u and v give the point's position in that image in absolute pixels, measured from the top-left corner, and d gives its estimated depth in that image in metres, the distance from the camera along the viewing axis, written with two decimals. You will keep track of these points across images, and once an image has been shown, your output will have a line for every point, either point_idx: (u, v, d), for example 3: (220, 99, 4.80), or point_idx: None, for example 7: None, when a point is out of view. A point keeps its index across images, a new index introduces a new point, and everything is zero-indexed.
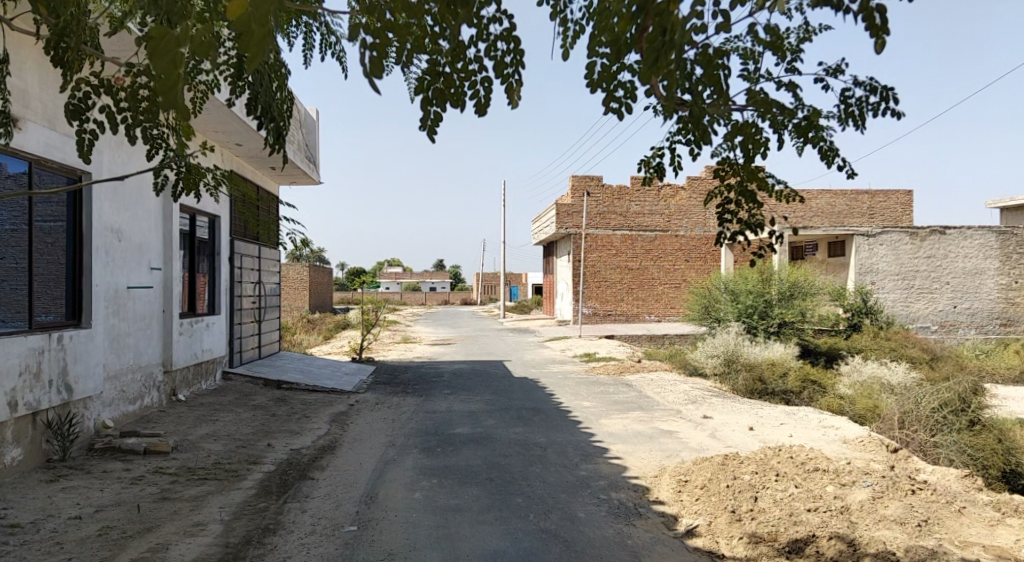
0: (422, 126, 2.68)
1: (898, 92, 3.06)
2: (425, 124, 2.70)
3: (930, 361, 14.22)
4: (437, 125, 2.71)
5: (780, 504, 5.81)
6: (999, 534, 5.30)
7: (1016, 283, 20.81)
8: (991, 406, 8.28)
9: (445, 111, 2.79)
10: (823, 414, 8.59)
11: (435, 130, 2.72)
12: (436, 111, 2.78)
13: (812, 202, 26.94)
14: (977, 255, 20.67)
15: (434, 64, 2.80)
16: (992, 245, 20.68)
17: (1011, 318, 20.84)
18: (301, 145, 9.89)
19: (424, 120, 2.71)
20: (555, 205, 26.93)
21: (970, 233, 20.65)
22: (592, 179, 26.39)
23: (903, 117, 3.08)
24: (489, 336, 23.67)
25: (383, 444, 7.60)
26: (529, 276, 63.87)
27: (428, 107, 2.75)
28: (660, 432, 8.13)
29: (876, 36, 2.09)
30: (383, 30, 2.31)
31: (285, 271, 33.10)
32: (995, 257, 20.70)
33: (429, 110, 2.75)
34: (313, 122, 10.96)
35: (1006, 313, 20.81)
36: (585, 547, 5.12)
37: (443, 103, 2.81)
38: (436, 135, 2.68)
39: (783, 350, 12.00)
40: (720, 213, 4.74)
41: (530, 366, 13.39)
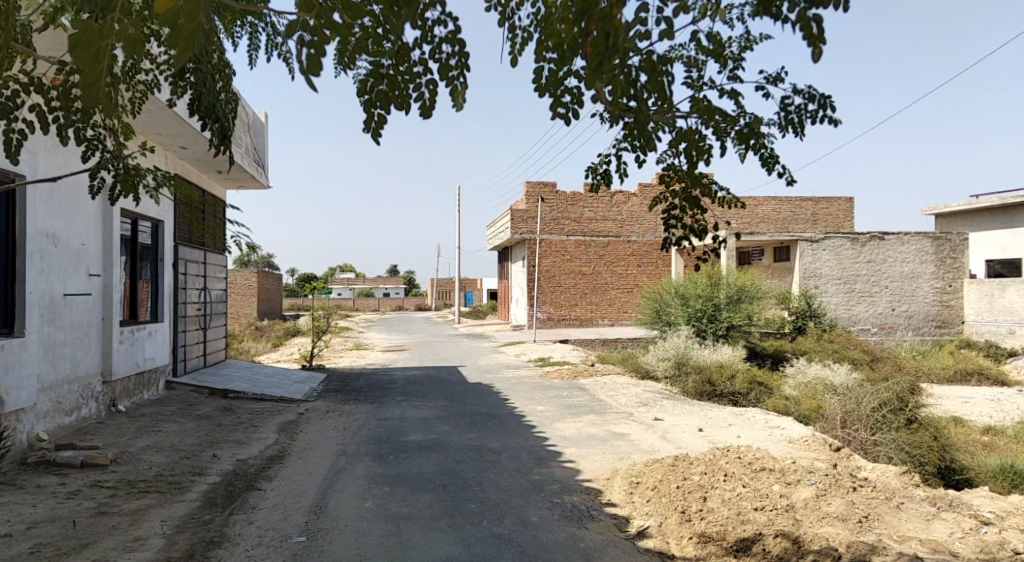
0: (365, 129, 2.69)
1: (831, 101, 3.44)
2: (368, 127, 2.73)
3: (870, 362, 14.66)
4: (380, 128, 2.73)
5: (728, 503, 5.94)
6: (935, 528, 5.52)
7: (950, 287, 21.70)
8: (926, 405, 8.56)
9: (390, 114, 2.81)
10: (769, 415, 8.77)
11: (379, 133, 2.74)
12: (380, 114, 2.80)
13: (758, 209, 27.67)
14: (914, 260, 21.52)
15: (377, 66, 2.80)
16: (927, 249, 21.56)
17: (947, 320, 21.70)
18: (249, 147, 9.65)
19: (368, 124, 2.73)
20: (509, 210, 27.01)
21: (906, 239, 21.50)
22: (546, 185, 26.55)
23: (837, 126, 3.21)
24: (444, 341, 23.53)
25: (333, 453, 7.45)
26: (485, 281, 63.85)
27: (372, 111, 2.76)
28: (612, 434, 8.19)
29: (814, 44, 2.19)
30: (323, 27, 2.31)
31: (232, 277, 32.29)
32: (930, 261, 21.58)
33: (372, 113, 2.77)
34: (262, 125, 10.68)
35: (942, 316, 21.67)
36: (538, 551, 5.15)
37: (386, 105, 2.82)
38: (379, 139, 2.69)
39: (730, 353, 12.21)
40: (665, 218, 5.00)
41: (483, 371, 13.33)
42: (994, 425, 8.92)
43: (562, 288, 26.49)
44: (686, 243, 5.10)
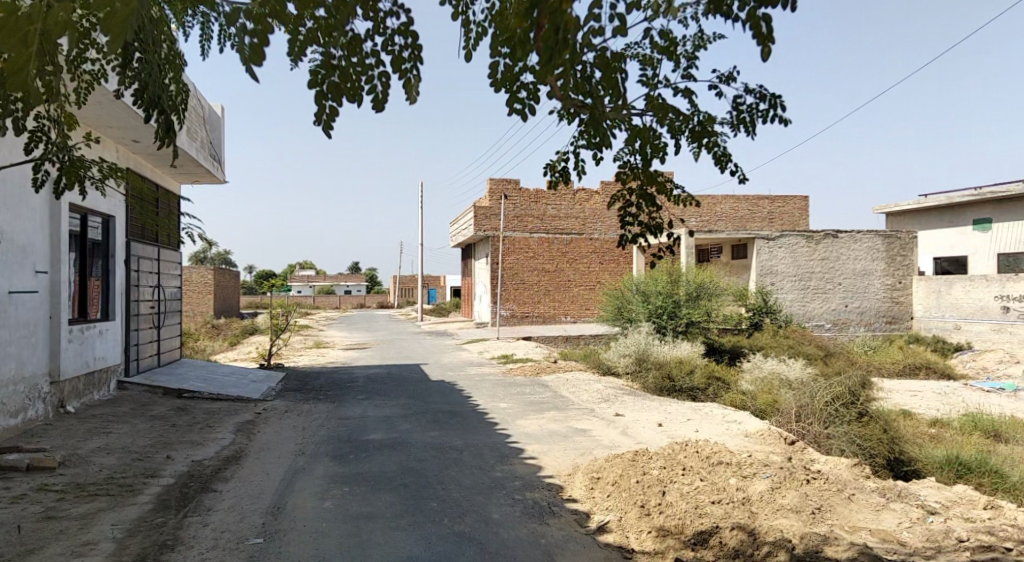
0: (315, 122, 2.69)
1: (784, 100, 3.66)
2: (319, 119, 2.72)
3: (824, 357, 15.05)
4: (332, 120, 2.74)
5: (686, 497, 6.02)
6: (884, 518, 5.69)
7: (900, 284, 22.39)
8: (877, 398, 8.80)
9: (342, 105, 2.81)
10: (727, 409, 8.92)
11: (330, 125, 2.75)
12: (332, 106, 2.80)
13: (717, 207, 28.13)
14: (865, 257, 22.13)
15: (328, 57, 2.78)
16: (879, 247, 22.20)
17: (896, 316, 22.35)
18: (205, 142, 9.44)
19: (318, 116, 2.74)
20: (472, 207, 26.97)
21: (859, 237, 22.08)
22: (509, 181, 26.58)
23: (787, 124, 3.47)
24: (406, 339, 23.40)
25: (292, 453, 7.36)
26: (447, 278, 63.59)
27: (323, 102, 2.76)
28: (574, 430, 8.24)
29: (763, 45, 2.37)
30: (267, 16, 2.30)
31: (188, 274, 31.57)
32: (881, 258, 22.22)
33: (323, 105, 2.76)
34: (218, 119, 10.45)
35: (892, 312, 22.32)
36: (499, 548, 5.16)
37: (337, 97, 2.81)
38: (330, 131, 2.70)
39: (689, 348, 12.40)
40: (622, 215, 5.08)
41: (446, 369, 13.29)
42: (939, 418, 9.24)
43: (525, 285, 26.54)
44: (643, 240, 5.17)
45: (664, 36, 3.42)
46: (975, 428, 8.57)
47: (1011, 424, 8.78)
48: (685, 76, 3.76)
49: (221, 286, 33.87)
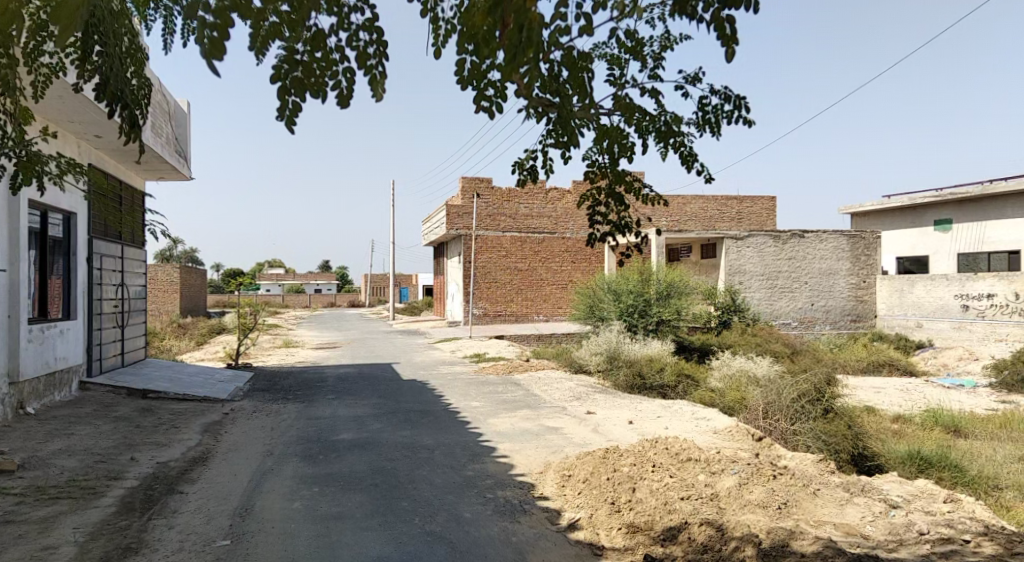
0: (278, 117, 2.67)
1: (748, 101, 3.73)
2: (282, 115, 2.70)
3: (790, 355, 15.33)
4: (295, 115, 2.71)
5: (655, 493, 6.09)
6: (848, 512, 5.81)
7: (864, 282, 22.84)
8: (841, 395, 8.97)
9: (305, 100, 2.78)
10: (696, 407, 9.02)
11: (293, 120, 2.72)
12: (295, 101, 2.77)
13: (687, 206, 28.46)
14: (831, 257, 22.54)
15: (291, 51, 2.75)
16: (843, 247, 22.63)
17: (861, 314, 22.79)
18: (170, 137, 9.27)
19: (281, 111, 2.71)
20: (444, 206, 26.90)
21: (825, 237, 22.47)
22: (482, 180, 26.59)
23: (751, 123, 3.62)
24: (378, 338, 23.26)
25: (260, 453, 7.27)
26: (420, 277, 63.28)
27: (286, 97, 2.74)
28: (545, 429, 8.26)
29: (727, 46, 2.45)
30: (227, 8, 2.28)
31: (153, 273, 30.95)
32: (846, 258, 22.65)
33: (286, 100, 2.75)
34: (184, 114, 10.26)
35: (857, 310, 22.74)
36: (470, 547, 5.16)
37: (301, 92, 2.78)
38: (293, 127, 2.68)
39: (660, 347, 12.53)
40: (590, 214, 5.12)
41: (418, 368, 13.24)
42: (901, 413, 9.47)
43: (499, 284, 26.54)
44: (611, 239, 5.21)
45: (630, 36, 3.47)
46: (935, 424, 8.79)
47: (968, 419, 9.03)
48: (652, 76, 3.81)
49: (188, 284, 33.30)
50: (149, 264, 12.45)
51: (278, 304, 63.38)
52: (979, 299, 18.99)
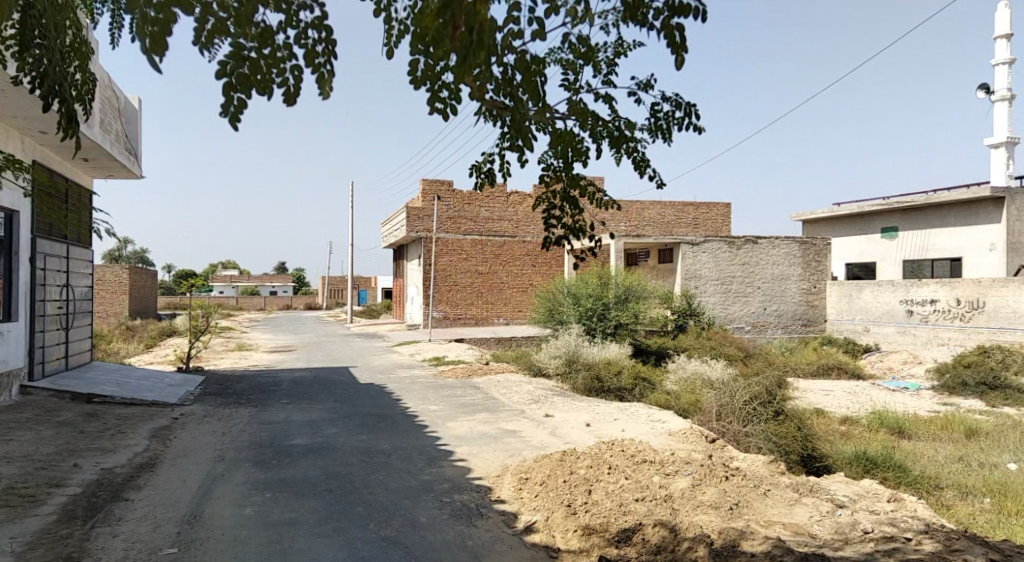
0: (221, 114, 2.61)
1: (697, 109, 3.81)
2: (227, 112, 2.66)
3: (744, 358, 15.67)
4: (239, 113, 2.67)
5: (611, 495, 6.16)
6: (797, 512, 5.95)
7: (814, 288, 23.46)
8: (792, 398, 9.20)
9: (251, 98, 2.73)
10: (652, 409, 9.14)
11: (237, 118, 2.67)
12: (241, 98, 2.73)
13: (645, 212, 28.89)
14: (783, 262, 23.07)
15: (238, 47, 2.70)
16: (795, 253, 23.19)
17: (811, 318, 23.40)
18: (119, 134, 9.03)
19: (225, 108, 2.66)
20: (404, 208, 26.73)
21: (777, 243, 22.99)
22: (443, 183, 26.67)
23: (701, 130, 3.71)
24: (334, 341, 22.96)
25: (211, 459, 7.11)
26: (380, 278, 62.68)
27: (231, 94, 2.69)
28: (503, 432, 8.26)
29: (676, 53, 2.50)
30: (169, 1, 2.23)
31: (99, 273, 29.97)
32: (797, 263, 23.22)
33: (231, 97, 2.70)
34: (135, 111, 10.00)
35: (808, 315, 23.34)
36: (425, 552, 5.13)
37: (247, 89, 2.73)
38: (237, 124, 2.63)
39: (618, 350, 12.68)
40: (545, 218, 5.16)
41: (376, 371, 13.12)
42: (849, 415, 9.75)
43: (459, 286, 26.46)
44: (567, 242, 5.21)
45: (583, 42, 3.51)
46: (880, 426, 9.07)
47: (910, 421, 9.35)
48: (606, 81, 3.86)
49: (137, 286, 32.45)
50: (94, 264, 12.06)
51: (235, 306, 62.07)
52: (923, 304, 19.68)
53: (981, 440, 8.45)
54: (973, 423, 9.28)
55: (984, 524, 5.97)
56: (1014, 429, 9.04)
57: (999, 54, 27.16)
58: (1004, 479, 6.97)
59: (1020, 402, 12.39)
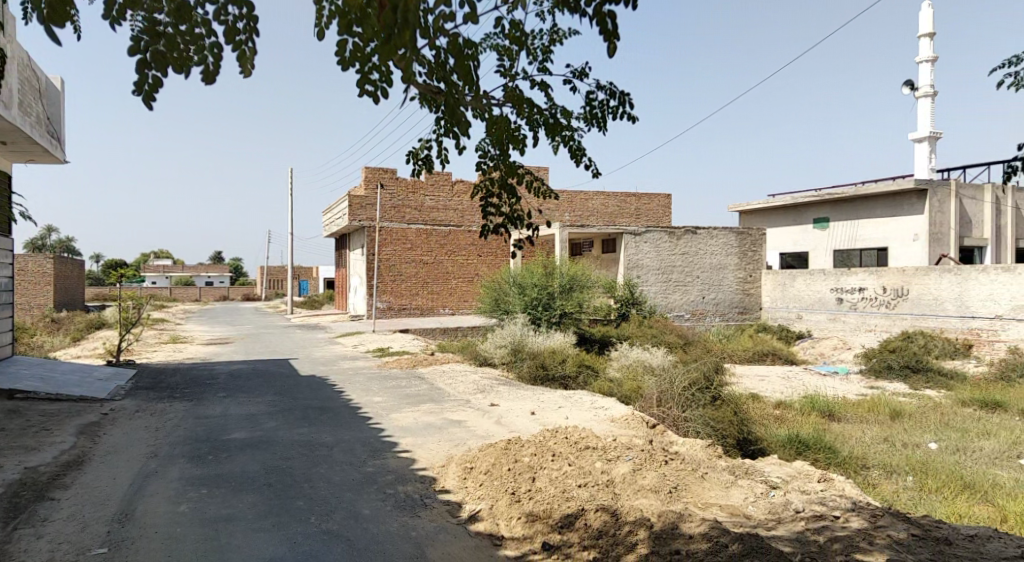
0: (135, 92, 2.53)
1: (631, 98, 3.89)
2: (139, 89, 2.56)
3: (683, 345, 16.11)
4: (154, 91, 2.59)
5: (554, 482, 6.24)
6: (733, 494, 6.15)
7: (750, 277, 24.21)
8: (728, 383, 9.49)
9: (167, 76, 2.65)
10: (595, 396, 9.30)
11: (152, 96, 2.59)
12: (156, 76, 2.63)
13: (589, 203, 29.23)
14: (721, 252, 23.71)
15: (153, 22, 2.61)
16: (732, 243, 23.86)
17: (747, 307, 24.17)
18: (40, 117, 8.59)
19: (139, 85, 2.57)
20: (347, 197, 26.27)
21: (715, 233, 23.59)
22: (385, 171, 26.40)
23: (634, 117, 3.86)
24: (273, 333, 22.46)
25: (143, 455, 6.88)
26: (324, 269, 61.54)
27: (146, 71, 2.60)
28: (448, 422, 8.27)
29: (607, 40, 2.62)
30: None
31: (20, 264, 28.49)
32: (734, 253, 23.90)
33: (146, 75, 2.60)
34: (58, 93, 9.52)
35: (743, 303, 24.09)
36: (368, 544, 5.10)
37: (163, 67, 2.63)
38: (152, 102, 2.55)
39: (563, 339, 12.85)
40: (484, 206, 5.18)
41: (318, 363, 12.91)
42: (782, 399, 10.13)
43: (403, 277, 26.22)
44: (506, 231, 5.25)
45: (518, 28, 3.52)
46: (812, 409, 9.46)
47: (839, 404, 9.78)
48: (541, 69, 3.89)
49: (61, 276, 30.96)
50: (13, 254, 11.45)
51: (173, 299, 59.90)
52: (852, 293, 20.56)
53: (904, 421, 8.90)
54: (897, 405, 9.78)
55: (905, 500, 6.30)
56: (933, 410, 9.58)
57: (922, 52, 28.41)
58: (924, 457, 7.36)
59: (939, 385, 13.14)
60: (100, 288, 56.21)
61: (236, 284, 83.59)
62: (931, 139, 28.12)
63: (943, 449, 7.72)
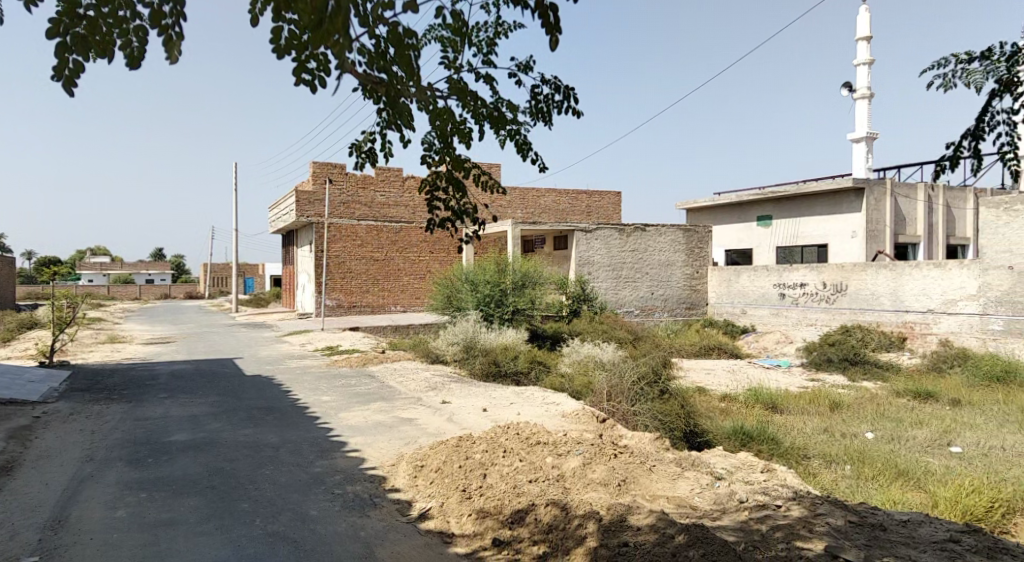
0: (54, 77, 2.44)
1: (576, 93, 3.91)
2: (59, 75, 2.47)
3: (633, 341, 16.39)
4: (75, 77, 2.50)
5: (505, 478, 6.26)
6: (680, 485, 6.28)
7: (697, 273, 24.70)
8: (675, 377, 9.69)
9: (90, 61, 2.56)
10: (547, 392, 9.38)
11: (72, 82, 2.50)
12: (78, 60, 2.53)
13: (541, 199, 29.40)
14: (669, 249, 24.12)
15: (73, 3, 2.50)
16: (680, 240, 24.29)
17: (694, 302, 24.63)
18: None
19: (59, 71, 2.48)
20: (293, 191, 25.72)
21: (664, 230, 23.98)
22: (333, 166, 26.02)
23: (579, 113, 3.93)
24: (217, 332, 21.89)
25: (78, 460, 6.63)
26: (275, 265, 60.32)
27: (66, 56, 2.51)
28: (399, 420, 8.21)
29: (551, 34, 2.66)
30: None
31: None
32: (682, 250, 24.35)
33: (67, 60, 2.51)
34: None
35: (691, 298, 24.55)
36: (315, 545, 5.04)
37: (86, 51, 2.54)
38: (72, 89, 2.46)
39: (515, 335, 12.92)
40: (430, 200, 5.14)
41: (264, 363, 12.66)
42: (728, 392, 10.40)
43: (352, 273, 25.85)
44: (453, 226, 5.23)
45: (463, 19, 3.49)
46: (756, 401, 9.74)
47: (783, 396, 10.10)
48: (486, 61, 3.88)
49: None
50: None
51: (115, 297, 57.73)
52: (794, 287, 21.18)
53: (843, 413, 9.24)
54: (836, 397, 10.16)
55: (844, 489, 6.53)
56: (870, 401, 9.97)
57: (860, 55, 29.40)
58: (862, 447, 7.66)
59: (876, 376, 13.71)
60: (35, 285, 53.72)
61: (183, 281, 81.13)
62: (868, 139, 29.15)
63: (880, 438, 8.04)
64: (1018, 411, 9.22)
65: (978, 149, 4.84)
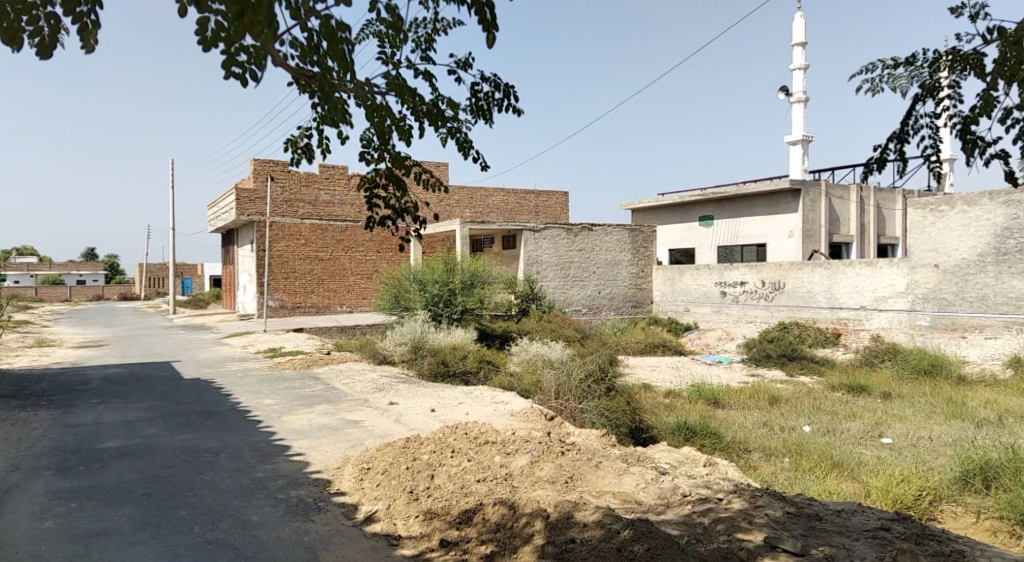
0: None
1: (515, 91, 3.94)
2: None
3: (580, 339, 16.60)
4: None
5: (453, 478, 6.25)
6: (625, 481, 6.38)
7: (642, 272, 25.16)
8: (622, 373, 9.85)
9: None
10: (495, 391, 9.39)
11: None
12: None
13: (489, 199, 29.41)
14: (615, 249, 24.47)
15: None
16: (626, 240, 24.69)
17: (639, 301, 25.07)
18: None
19: None
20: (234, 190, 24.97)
21: (610, 230, 24.32)
22: (275, 163, 25.46)
23: (519, 111, 3.97)
24: (155, 335, 21.14)
25: (2, 470, 6.32)
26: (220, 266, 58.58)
27: None
28: (345, 423, 8.10)
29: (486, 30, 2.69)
30: None
31: None
32: (627, 249, 24.74)
33: None
34: None
35: (636, 297, 24.98)
36: (257, 552, 4.92)
37: None
38: None
39: (463, 335, 12.92)
40: (370, 198, 5.07)
41: (203, 366, 12.29)
42: (672, 389, 10.62)
43: (296, 274, 25.30)
44: (392, 223, 5.18)
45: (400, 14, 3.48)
46: (699, 397, 9.97)
47: (724, 391, 10.37)
48: (424, 58, 3.88)
49: None
50: None
51: (45, 299, 54.97)
52: (734, 286, 21.80)
53: (781, 407, 9.56)
54: (775, 391, 10.49)
55: (782, 480, 6.76)
56: (807, 395, 10.36)
57: (797, 60, 30.36)
58: (799, 440, 7.94)
59: (812, 371, 14.20)
60: None
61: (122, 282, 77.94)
62: (804, 142, 30.16)
63: (817, 431, 8.35)
64: (943, 402, 9.69)
65: (902, 150, 5.08)
